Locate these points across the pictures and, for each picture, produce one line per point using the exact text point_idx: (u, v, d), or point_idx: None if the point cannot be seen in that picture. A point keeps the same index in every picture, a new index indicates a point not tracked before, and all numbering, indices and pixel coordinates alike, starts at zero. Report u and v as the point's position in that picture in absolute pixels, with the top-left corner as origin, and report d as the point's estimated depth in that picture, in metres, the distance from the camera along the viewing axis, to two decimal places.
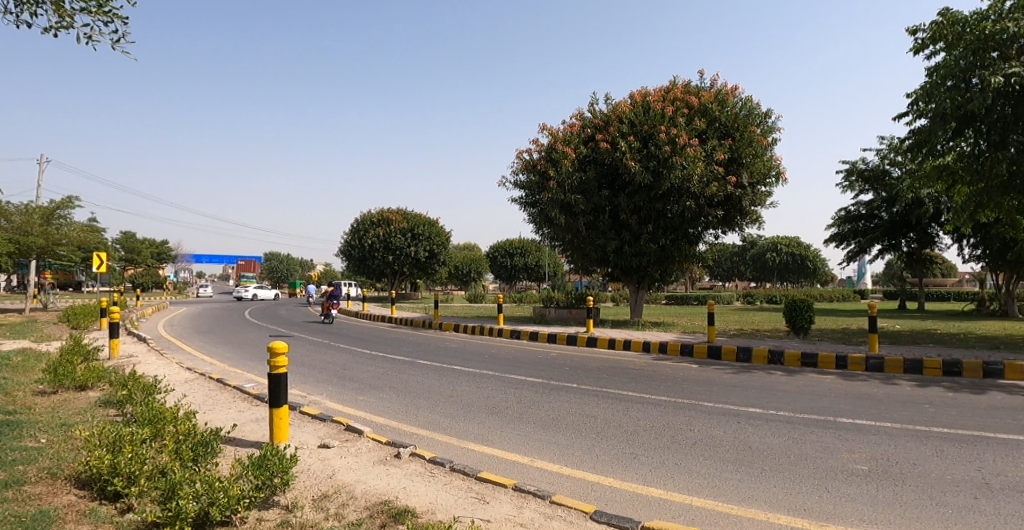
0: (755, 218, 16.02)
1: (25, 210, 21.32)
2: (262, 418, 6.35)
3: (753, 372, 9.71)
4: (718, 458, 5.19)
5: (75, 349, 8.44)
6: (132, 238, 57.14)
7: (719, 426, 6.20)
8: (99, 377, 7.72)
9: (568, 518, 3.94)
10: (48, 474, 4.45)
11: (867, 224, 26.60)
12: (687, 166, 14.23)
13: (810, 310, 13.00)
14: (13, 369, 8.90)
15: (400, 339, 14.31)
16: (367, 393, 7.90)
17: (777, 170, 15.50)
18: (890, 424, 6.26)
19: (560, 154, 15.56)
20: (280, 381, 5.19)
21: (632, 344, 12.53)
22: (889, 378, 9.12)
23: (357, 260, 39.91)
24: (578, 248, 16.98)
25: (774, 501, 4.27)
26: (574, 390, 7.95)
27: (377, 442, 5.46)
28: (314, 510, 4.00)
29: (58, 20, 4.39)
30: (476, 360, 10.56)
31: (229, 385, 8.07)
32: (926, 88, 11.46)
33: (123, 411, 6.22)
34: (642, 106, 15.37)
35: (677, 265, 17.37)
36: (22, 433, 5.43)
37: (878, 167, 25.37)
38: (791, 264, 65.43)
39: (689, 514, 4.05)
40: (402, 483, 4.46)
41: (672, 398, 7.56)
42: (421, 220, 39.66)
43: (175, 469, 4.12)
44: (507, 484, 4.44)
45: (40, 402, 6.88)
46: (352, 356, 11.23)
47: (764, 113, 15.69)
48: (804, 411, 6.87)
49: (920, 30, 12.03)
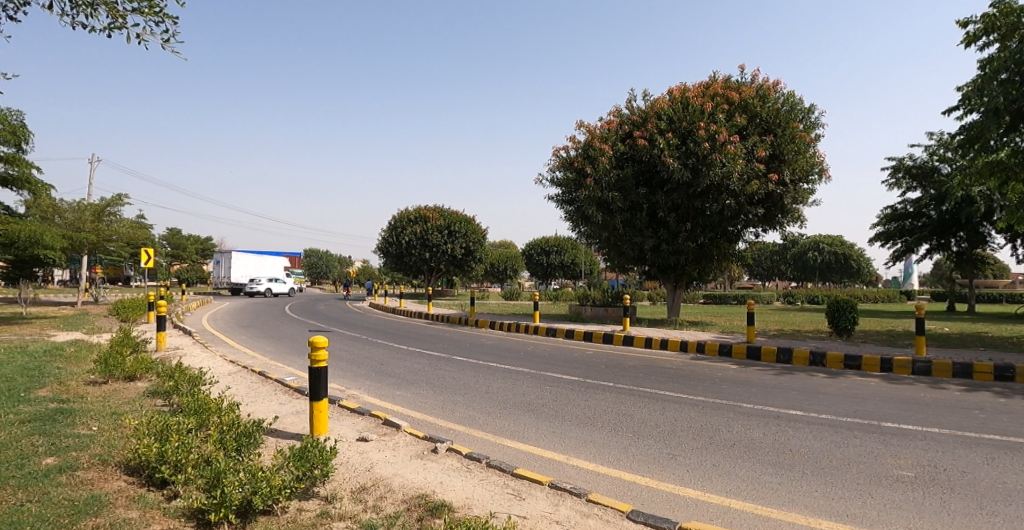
0: (798, 216, 15.52)
1: (78, 207, 22.36)
2: (302, 411, 6.50)
3: (794, 373, 9.49)
4: (759, 460, 5.09)
5: (126, 341, 8.74)
6: (178, 235, 58.86)
7: (759, 428, 6.07)
8: (147, 368, 8.00)
9: (605, 517, 3.91)
10: (100, 460, 4.64)
11: (915, 223, 25.62)
12: (727, 163, 13.99)
13: (854, 310, 12.57)
14: (67, 360, 9.31)
15: (437, 335, 14.37)
16: (404, 388, 7.99)
17: (820, 166, 15.06)
18: (938, 430, 6.03)
19: (598, 151, 15.47)
20: (320, 375, 5.28)
21: (670, 343, 12.35)
22: (938, 383, 8.81)
23: (394, 258, 40.09)
24: (615, 246, 16.76)
25: (816, 506, 4.17)
26: (612, 389, 7.86)
27: (415, 436, 5.55)
28: (352, 502, 4.08)
29: (112, 21, 4.52)
30: (511, 358, 10.55)
31: (270, 378, 8.25)
32: (978, 82, 11.04)
33: (170, 401, 6.44)
34: (681, 103, 15.21)
35: (716, 264, 16.97)
36: (75, 421, 5.67)
37: (927, 163, 24.60)
38: (834, 263, 63.88)
39: (727, 517, 4.00)
40: (439, 478, 4.51)
41: (711, 398, 7.42)
42: (459, 218, 40.08)
43: (220, 458, 4.27)
44: (543, 481, 4.44)
45: (92, 392, 7.15)
46: (389, 352, 11.33)
47: (808, 108, 15.26)
48: (847, 414, 6.68)
49: (972, 22, 11.51)
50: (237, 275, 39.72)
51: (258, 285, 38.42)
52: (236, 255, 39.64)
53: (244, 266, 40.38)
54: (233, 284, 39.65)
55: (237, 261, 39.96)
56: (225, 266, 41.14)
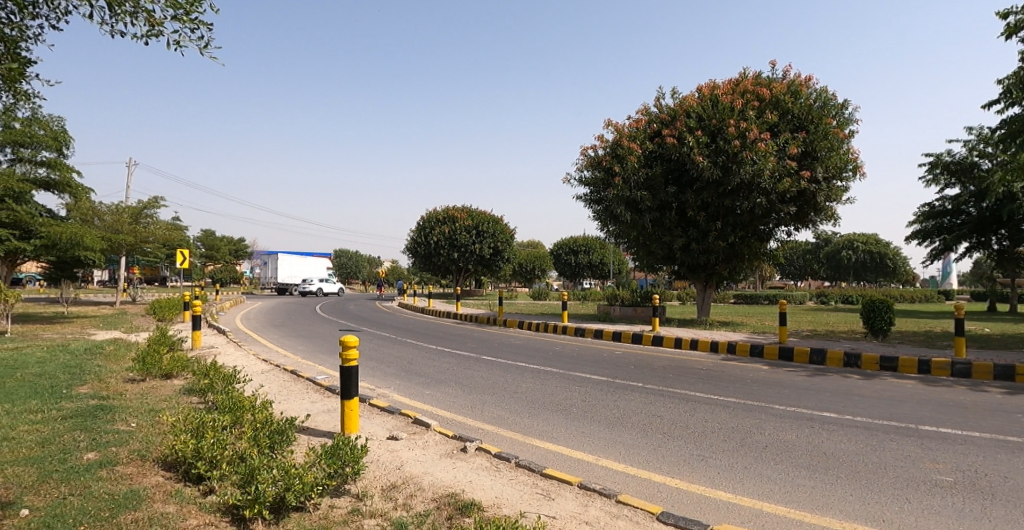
0: (831, 214, 15.19)
1: (116, 209, 23.05)
2: (333, 409, 6.59)
3: (828, 374, 9.30)
4: (791, 463, 5.00)
5: (163, 340, 8.97)
6: (212, 237, 60.13)
7: (792, 430, 5.95)
8: (182, 366, 8.20)
9: (635, 518, 3.88)
10: (138, 455, 4.77)
11: (953, 221, 24.81)
12: (758, 161, 13.76)
13: (890, 311, 12.24)
14: (107, 358, 9.59)
15: (465, 335, 14.43)
16: (433, 387, 8.04)
17: (854, 163, 14.71)
18: (979, 434, 5.85)
19: (626, 149, 15.37)
20: (351, 374, 5.34)
21: (700, 344, 12.22)
22: (978, 385, 8.54)
23: (422, 258, 40.37)
24: (643, 245, 16.63)
25: (852, 511, 4.07)
26: (641, 390, 7.80)
27: (444, 435, 5.58)
28: (383, 500, 4.12)
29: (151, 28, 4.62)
30: (539, 358, 10.54)
31: (302, 376, 8.39)
32: (1020, 74, 10.68)
33: (205, 398, 6.60)
34: (711, 100, 15.04)
35: (747, 264, 16.70)
36: (114, 417, 5.84)
37: (967, 159, 23.92)
38: (869, 262, 62.36)
39: (759, 521, 3.93)
40: (468, 477, 4.53)
41: (742, 400, 7.31)
42: (486, 218, 40.20)
43: (253, 455, 4.36)
44: (573, 482, 4.43)
45: (130, 389, 7.35)
46: (418, 351, 11.42)
47: (841, 104, 14.93)
48: (883, 417, 6.51)
49: (1013, 13, 11.12)
50: (285, 276, 40.92)
51: (310, 285, 39.56)
52: (282, 256, 40.76)
53: (290, 266, 41.54)
54: (281, 284, 40.90)
55: (283, 263, 41.05)
56: (272, 268, 42.44)
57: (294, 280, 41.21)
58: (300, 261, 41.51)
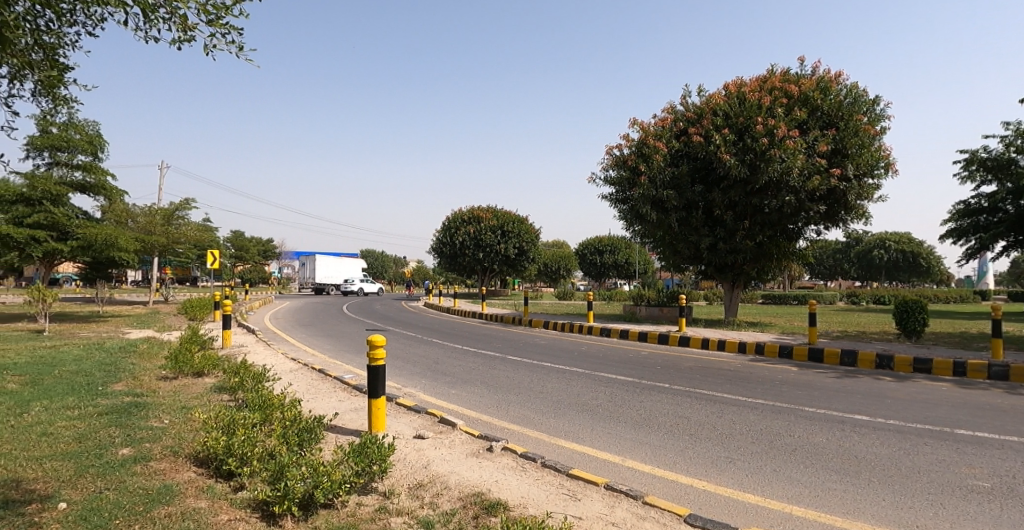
0: (862, 213, 14.88)
1: (149, 211, 23.61)
2: (360, 408, 6.67)
3: (859, 376, 9.10)
4: (821, 466, 4.91)
5: (194, 339, 9.17)
6: (241, 238, 61.15)
7: (822, 433, 5.85)
8: (213, 364, 8.37)
9: (662, 520, 3.86)
10: (171, 451, 4.88)
11: (990, 219, 24.05)
12: (787, 159, 13.55)
13: (924, 312, 11.95)
14: (141, 356, 9.83)
15: (491, 335, 14.46)
16: (458, 387, 8.07)
17: (886, 160, 14.40)
18: (1017, 439, 5.68)
19: (652, 148, 15.27)
20: (378, 373, 5.40)
21: (728, 344, 12.08)
22: (1017, 388, 8.30)
23: (447, 258, 40.60)
24: (669, 245, 16.49)
25: (884, 516, 3.99)
26: (668, 391, 7.73)
27: (470, 435, 5.60)
28: (409, 498, 4.16)
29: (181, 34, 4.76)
30: (564, 358, 10.52)
31: (330, 375, 8.51)
32: None
33: (235, 396, 6.73)
34: (738, 98, 14.85)
35: (775, 264, 16.44)
36: (148, 414, 5.99)
37: (1004, 156, 23.27)
38: (902, 261, 60.92)
39: (789, 525, 3.87)
40: (494, 476, 4.55)
41: (771, 401, 7.20)
42: (511, 218, 40.29)
43: (283, 452, 4.43)
44: (598, 483, 4.41)
45: (164, 387, 7.53)
46: (443, 351, 11.49)
47: (872, 100, 14.63)
48: (917, 420, 6.36)
49: None
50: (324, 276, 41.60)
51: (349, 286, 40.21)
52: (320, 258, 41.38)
53: (327, 267, 42.18)
54: (319, 285, 41.59)
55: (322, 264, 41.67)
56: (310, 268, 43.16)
57: (332, 280, 41.83)
58: (335, 261, 41.91)
